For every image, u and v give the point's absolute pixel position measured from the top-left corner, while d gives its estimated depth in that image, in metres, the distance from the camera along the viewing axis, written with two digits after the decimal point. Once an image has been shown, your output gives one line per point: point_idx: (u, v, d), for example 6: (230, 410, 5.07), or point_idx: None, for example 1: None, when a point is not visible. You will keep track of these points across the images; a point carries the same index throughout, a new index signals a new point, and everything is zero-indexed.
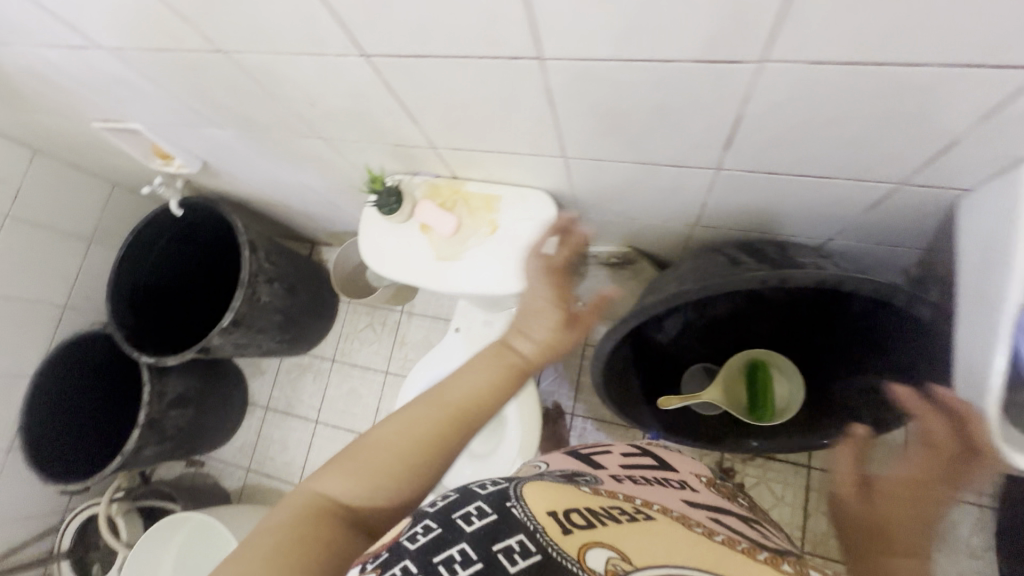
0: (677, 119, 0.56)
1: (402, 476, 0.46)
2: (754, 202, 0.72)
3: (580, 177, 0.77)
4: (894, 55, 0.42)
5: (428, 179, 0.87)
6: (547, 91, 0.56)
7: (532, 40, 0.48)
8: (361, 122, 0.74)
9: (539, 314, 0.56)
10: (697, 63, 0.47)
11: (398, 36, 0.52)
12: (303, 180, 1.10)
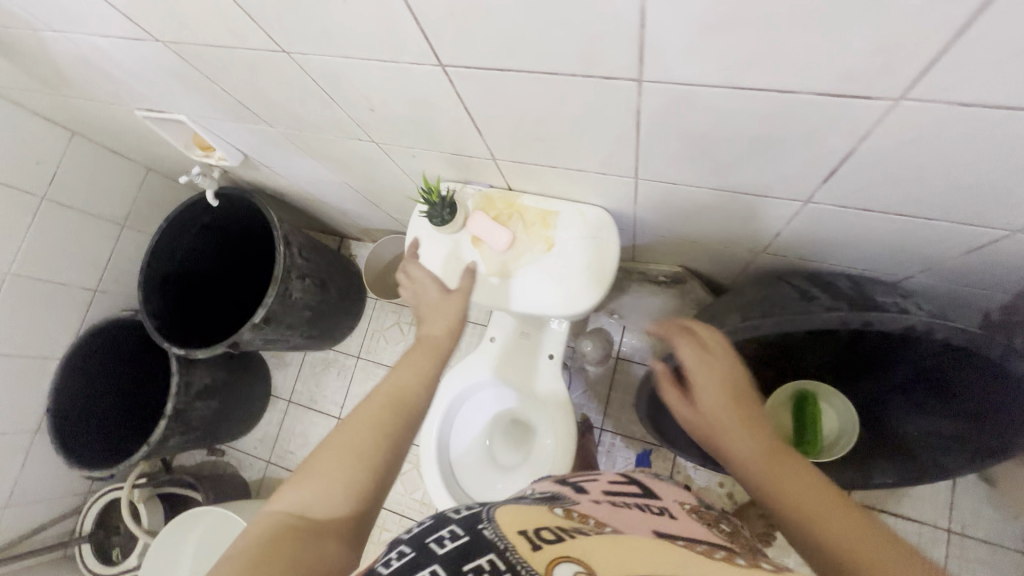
0: (777, 150, 0.52)
1: (357, 464, 0.52)
2: (835, 237, 0.68)
3: (647, 199, 0.73)
4: None
5: (483, 191, 0.83)
6: (637, 113, 0.52)
7: (636, 63, 0.44)
8: (421, 129, 0.71)
9: (430, 305, 0.76)
10: (821, 96, 0.42)
11: (483, 49, 0.48)
12: (345, 180, 1.07)
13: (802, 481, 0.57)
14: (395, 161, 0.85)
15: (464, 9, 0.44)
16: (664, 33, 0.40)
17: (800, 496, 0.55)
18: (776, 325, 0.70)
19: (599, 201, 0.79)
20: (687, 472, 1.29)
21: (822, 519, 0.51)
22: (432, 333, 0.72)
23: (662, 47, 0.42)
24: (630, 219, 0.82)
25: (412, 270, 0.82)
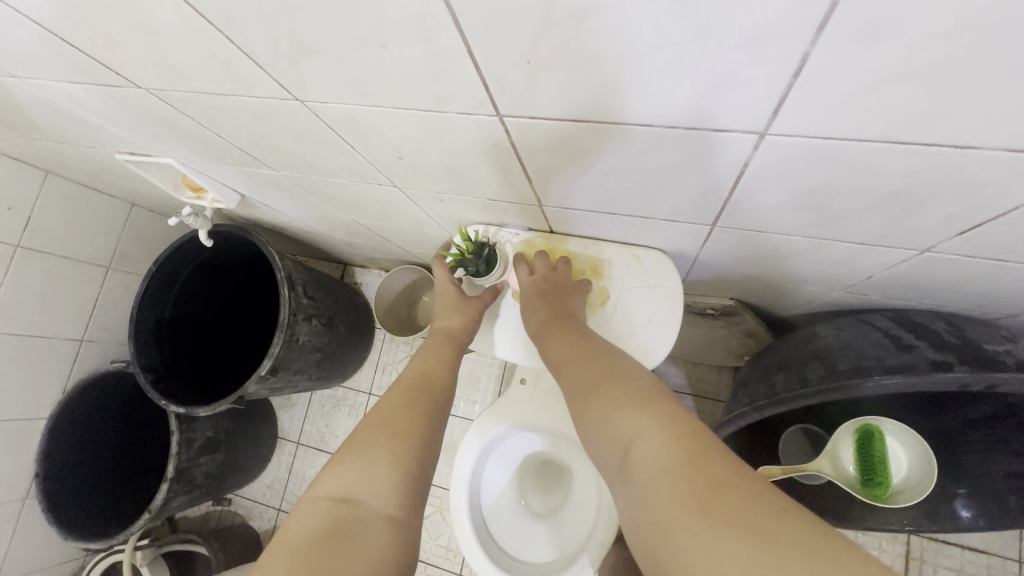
0: (912, 203, 0.42)
1: (391, 440, 0.57)
2: (938, 282, 0.59)
3: (716, 244, 0.64)
4: None
5: (520, 235, 0.78)
6: (742, 166, 0.43)
7: (767, 118, 0.35)
8: (454, 177, 0.61)
9: (452, 304, 0.78)
10: (1011, 152, 0.33)
11: (558, 101, 0.39)
12: (356, 219, 0.97)
13: (568, 356, 0.63)
14: (419, 204, 0.75)
15: (547, 56, 0.34)
16: (820, 85, 0.31)
17: (567, 371, 0.61)
18: (875, 383, 0.62)
19: (657, 243, 0.70)
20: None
21: (579, 387, 0.58)
22: (451, 324, 0.76)
23: (811, 100, 0.32)
24: (690, 259, 0.73)
25: (439, 279, 0.82)
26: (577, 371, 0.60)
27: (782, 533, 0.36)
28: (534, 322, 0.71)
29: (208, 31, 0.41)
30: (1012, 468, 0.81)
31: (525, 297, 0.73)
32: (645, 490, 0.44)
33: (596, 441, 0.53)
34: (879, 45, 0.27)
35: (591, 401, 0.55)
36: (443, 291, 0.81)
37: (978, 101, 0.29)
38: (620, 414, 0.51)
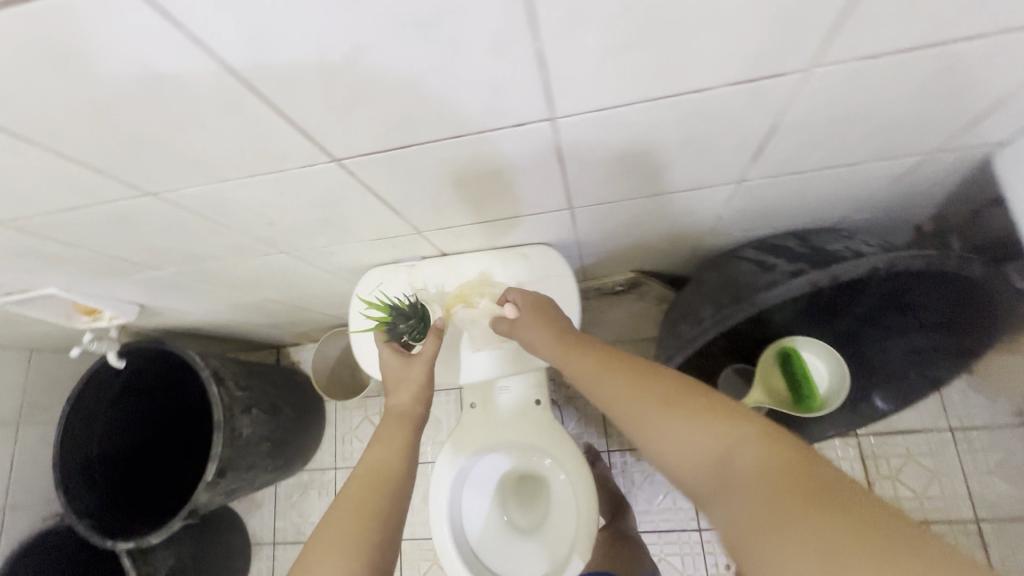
0: (702, 144, 0.50)
1: (346, 556, 0.51)
2: (770, 206, 0.69)
3: (586, 225, 0.71)
4: (947, 34, 0.37)
5: (414, 265, 0.83)
6: (555, 149, 0.49)
7: (547, 105, 0.41)
8: (332, 228, 0.64)
9: (402, 377, 0.72)
10: (735, 85, 0.41)
11: (376, 133, 0.44)
12: (267, 296, 0.98)
13: (598, 365, 0.54)
14: (313, 262, 0.78)
15: (345, 98, 0.39)
16: (565, 68, 0.37)
17: (603, 381, 0.52)
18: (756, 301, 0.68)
19: (539, 239, 0.76)
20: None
21: (624, 396, 0.49)
22: (401, 401, 0.70)
23: (567, 82, 0.39)
24: (576, 245, 0.80)
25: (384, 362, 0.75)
26: (613, 378, 0.51)
27: (926, 533, 0.30)
28: (549, 345, 0.63)
29: (33, 150, 0.43)
30: (903, 347, 0.91)
31: (536, 322, 0.67)
32: (752, 499, 0.36)
33: (660, 454, 0.44)
34: (585, 28, 0.34)
35: (650, 406, 0.46)
36: (393, 371, 0.73)
37: (685, 52, 0.37)
38: (692, 423, 0.42)
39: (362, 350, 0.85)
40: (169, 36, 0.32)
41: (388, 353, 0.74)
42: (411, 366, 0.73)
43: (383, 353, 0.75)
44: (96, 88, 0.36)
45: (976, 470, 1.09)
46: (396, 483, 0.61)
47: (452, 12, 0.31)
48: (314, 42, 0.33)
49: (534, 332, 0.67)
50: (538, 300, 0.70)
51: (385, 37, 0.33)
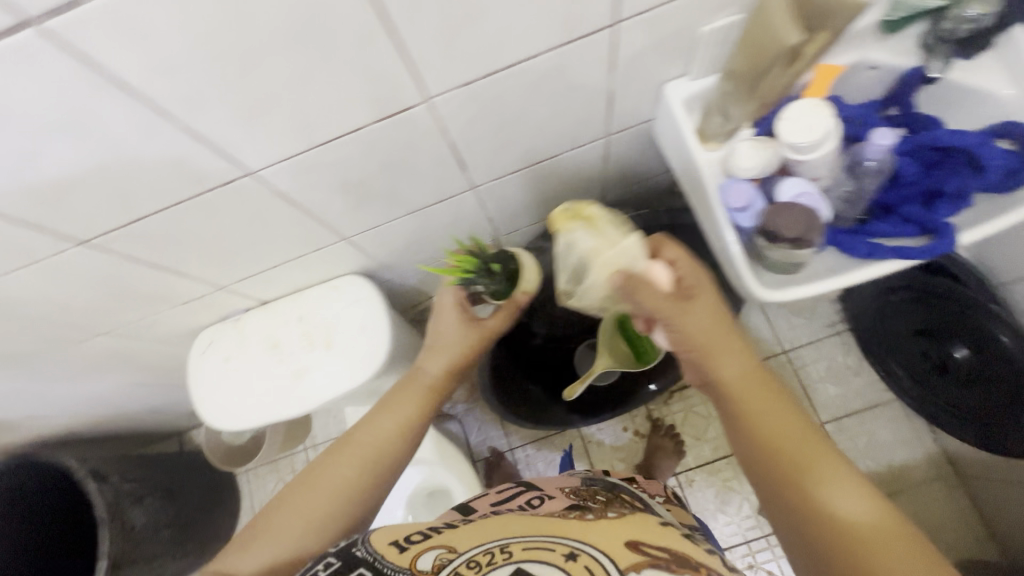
0: (563, 118, 0.59)
1: (298, 531, 0.50)
2: (641, 184, 0.83)
3: (494, 207, 0.76)
4: (709, 20, 0.50)
5: (298, 290, 0.78)
6: (441, 128, 0.53)
7: (449, 105, 0.50)
8: (241, 254, 0.63)
9: (441, 341, 0.66)
10: (551, 51, 0.48)
11: (275, 137, 0.46)
12: (171, 357, 0.87)
13: (786, 427, 0.45)
14: (227, 296, 0.73)
15: (279, 128, 0.45)
16: (425, 47, 0.42)
17: (763, 428, 0.45)
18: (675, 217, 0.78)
19: (457, 238, 0.81)
20: (595, 436, 1.30)
21: (786, 444, 0.44)
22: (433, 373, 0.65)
23: (429, 63, 0.44)
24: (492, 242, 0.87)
25: (648, 294, 0.48)
26: (774, 429, 0.45)
27: None
28: (715, 358, 0.48)
29: None
30: None
31: (718, 328, 0.48)
32: None
33: (788, 478, 0.42)
34: (473, 39, 0.43)
35: (844, 497, 0.40)
36: (663, 311, 0.48)
37: (517, 25, 0.44)
38: (844, 490, 0.40)
39: (243, 387, 0.75)
40: (128, 103, 0.38)
41: (655, 277, 0.49)
42: (694, 309, 0.48)
43: (609, 275, 0.54)
44: (41, 141, 0.39)
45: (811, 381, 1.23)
46: (372, 479, 0.56)
47: (363, 36, 0.39)
48: (152, 52, 0.35)
49: (728, 361, 0.47)
50: (715, 312, 0.49)
51: (203, 31, 0.35)
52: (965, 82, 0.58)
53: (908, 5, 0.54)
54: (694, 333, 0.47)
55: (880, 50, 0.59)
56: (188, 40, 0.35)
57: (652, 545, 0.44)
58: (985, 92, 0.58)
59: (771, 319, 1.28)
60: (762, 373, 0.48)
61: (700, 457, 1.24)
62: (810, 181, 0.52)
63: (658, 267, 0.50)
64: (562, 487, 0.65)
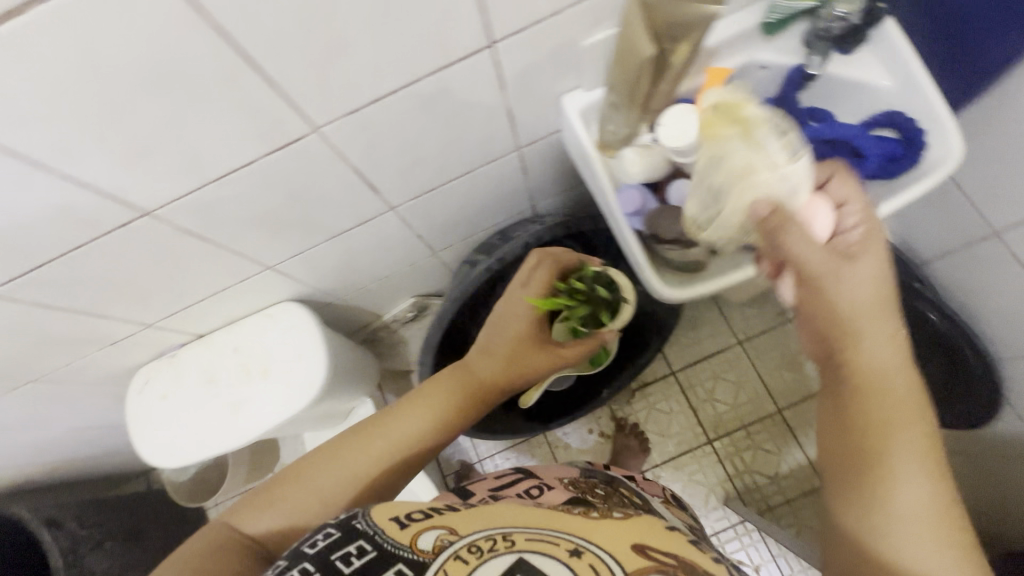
0: (466, 136, 0.61)
1: (323, 497, 0.53)
2: (569, 191, 0.85)
3: (421, 225, 0.77)
4: (584, 34, 0.52)
5: (233, 320, 0.78)
6: (339, 156, 0.54)
7: (342, 133, 0.51)
8: (159, 292, 0.63)
9: (506, 329, 0.64)
10: (432, 75, 0.49)
11: (163, 177, 0.47)
12: (115, 398, 0.86)
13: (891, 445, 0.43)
14: (159, 333, 0.73)
15: (167, 169, 0.46)
16: (296, 81, 0.43)
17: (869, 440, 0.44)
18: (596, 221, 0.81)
19: (391, 257, 0.82)
20: (562, 441, 1.29)
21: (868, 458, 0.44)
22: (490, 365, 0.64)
23: (305, 96, 0.45)
24: (429, 258, 0.88)
25: (802, 244, 0.44)
26: (886, 425, 0.44)
27: None
28: (853, 340, 0.47)
29: None
30: None
31: (879, 282, 0.46)
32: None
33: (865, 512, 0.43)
34: (347, 70, 0.45)
35: (907, 499, 0.41)
36: (808, 255, 0.45)
37: (388, 54, 0.45)
38: (915, 530, 0.41)
39: (181, 423, 0.76)
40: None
41: (814, 225, 0.47)
42: (847, 272, 0.46)
43: (752, 200, 0.47)
44: None
45: (767, 369, 1.25)
46: (395, 468, 0.57)
47: (227, 75, 0.41)
48: (7, 103, 0.36)
49: (879, 339, 0.46)
50: (877, 278, 0.47)
51: (56, 79, 0.36)
52: (846, 76, 0.61)
53: (784, 6, 0.57)
54: (824, 293, 0.46)
55: (765, 55, 0.62)
56: (41, 89, 0.36)
57: (655, 548, 0.41)
58: (865, 85, 0.61)
59: (725, 311, 1.30)
60: (890, 350, 0.46)
61: (666, 453, 1.25)
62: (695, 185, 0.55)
63: (822, 210, 0.47)
64: (559, 479, 0.67)
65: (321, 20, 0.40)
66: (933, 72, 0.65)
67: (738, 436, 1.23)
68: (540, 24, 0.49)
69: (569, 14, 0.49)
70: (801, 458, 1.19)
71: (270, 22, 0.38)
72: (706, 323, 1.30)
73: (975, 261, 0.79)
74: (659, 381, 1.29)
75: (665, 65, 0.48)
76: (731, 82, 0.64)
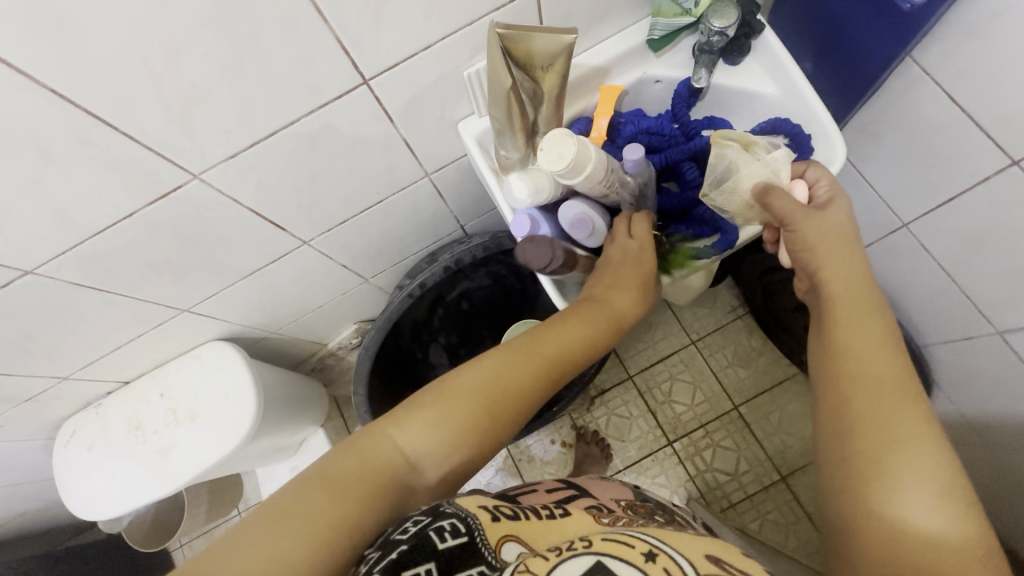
0: (364, 169, 0.61)
1: (470, 412, 0.46)
2: (494, 209, 0.84)
3: (343, 257, 0.76)
4: (460, 67, 0.53)
5: (159, 365, 0.77)
6: (228, 198, 0.54)
7: (225, 178, 0.51)
8: (67, 345, 0.63)
9: (630, 269, 0.55)
10: (308, 115, 0.49)
11: (37, 234, 0.47)
12: (46, 451, 0.84)
13: (888, 404, 0.42)
14: (79, 385, 0.72)
15: (38, 225, 0.46)
16: (158, 132, 0.44)
17: (861, 402, 0.43)
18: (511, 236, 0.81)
19: (318, 289, 0.81)
20: (527, 452, 1.25)
21: (859, 421, 0.42)
22: (620, 300, 0.55)
23: (174, 145, 0.45)
24: (361, 285, 0.87)
25: (782, 201, 0.51)
26: (879, 379, 0.43)
27: None
28: (819, 256, 0.50)
29: None
30: None
31: (844, 231, 0.51)
32: (923, 480, 0.39)
33: (860, 471, 0.41)
34: (213, 118, 0.45)
35: (878, 382, 0.43)
36: (790, 211, 0.51)
37: (254, 100, 0.45)
38: (914, 476, 0.39)
39: (109, 474, 0.74)
40: None
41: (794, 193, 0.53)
42: (823, 221, 0.51)
43: (751, 184, 0.53)
44: None
45: (720, 367, 1.22)
46: (535, 403, 0.50)
47: (79, 135, 0.41)
48: None
49: (842, 259, 0.49)
50: (843, 223, 0.51)
51: None
52: (734, 86, 0.62)
53: (665, 23, 0.58)
54: (806, 240, 0.50)
55: (656, 70, 0.63)
56: None
57: (731, 563, 0.36)
58: (754, 94, 0.62)
59: (676, 312, 1.26)
60: (860, 276, 0.49)
61: (627, 459, 1.20)
62: (588, 205, 0.56)
63: (800, 186, 0.53)
64: (616, 501, 0.56)
65: (170, 76, 0.40)
66: (824, 77, 0.66)
67: (697, 436, 1.18)
68: (411, 63, 0.50)
69: (438, 50, 0.50)
70: (759, 453, 1.15)
71: (113, 80, 0.39)
72: (660, 326, 1.26)
73: (898, 253, 0.79)
74: (617, 387, 1.25)
75: (537, 91, 0.51)
76: (628, 97, 0.65)
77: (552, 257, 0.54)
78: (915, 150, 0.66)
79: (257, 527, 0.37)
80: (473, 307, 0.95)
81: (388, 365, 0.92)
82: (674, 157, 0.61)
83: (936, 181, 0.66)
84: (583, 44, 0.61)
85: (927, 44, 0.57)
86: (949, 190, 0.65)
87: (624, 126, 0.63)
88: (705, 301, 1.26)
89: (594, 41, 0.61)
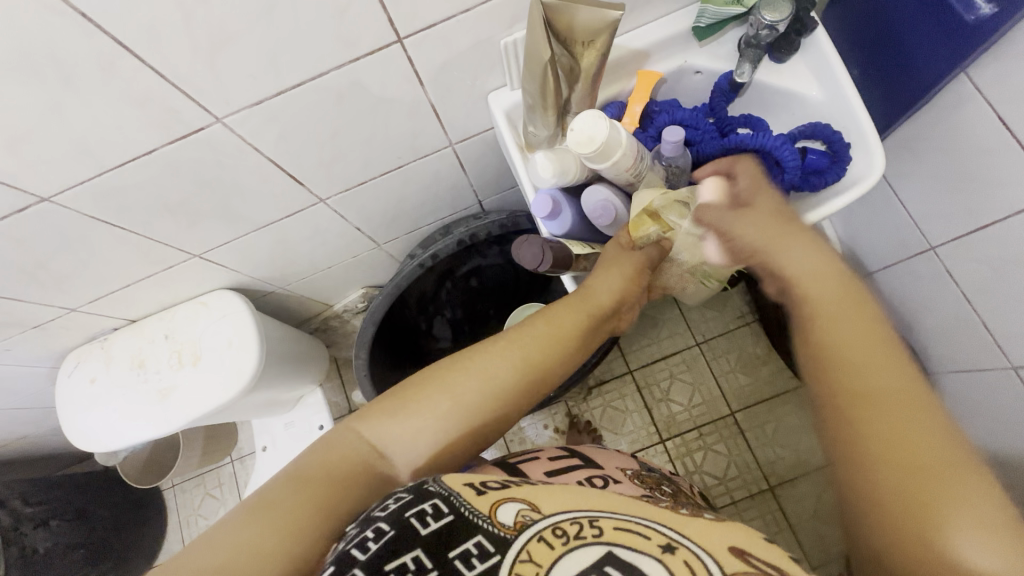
0: (389, 131, 0.59)
1: (440, 410, 0.45)
2: (514, 187, 0.83)
3: (359, 219, 0.75)
4: (497, 35, 0.52)
5: (168, 306, 0.77)
6: (249, 146, 0.53)
7: (248, 125, 0.50)
8: (77, 277, 0.63)
9: (618, 265, 0.53)
10: (337, 69, 0.48)
11: (57, 161, 0.47)
12: (51, 378, 0.85)
13: (897, 423, 0.37)
14: (87, 317, 0.72)
15: (59, 153, 0.46)
16: (185, 70, 0.43)
17: (867, 421, 0.38)
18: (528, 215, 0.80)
19: (330, 249, 0.80)
20: (519, 433, 1.26)
21: (876, 449, 0.37)
22: (606, 293, 0.52)
23: (199, 86, 0.45)
24: (373, 250, 0.86)
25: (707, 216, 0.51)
26: (888, 397, 0.38)
27: None
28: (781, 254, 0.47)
29: None
30: None
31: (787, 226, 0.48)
32: (963, 508, 0.33)
33: (902, 509, 0.35)
34: (240, 62, 0.44)
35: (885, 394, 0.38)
36: (718, 221, 0.50)
37: (283, 47, 0.44)
38: (955, 505, 0.34)
39: (109, 407, 0.75)
40: None
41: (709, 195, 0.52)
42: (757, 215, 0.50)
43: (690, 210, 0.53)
44: None
45: (722, 370, 1.21)
46: (516, 402, 0.47)
47: (104, 64, 0.40)
48: None
49: (803, 259, 0.46)
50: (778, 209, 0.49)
51: None
52: (777, 85, 0.60)
53: (713, 11, 0.56)
54: (749, 245, 0.49)
55: (699, 60, 0.61)
56: None
57: (758, 555, 0.35)
58: (796, 95, 0.60)
59: (683, 311, 1.25)
60: (821, 267, 0.46)
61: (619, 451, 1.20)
62: (611, 191, 0.54)
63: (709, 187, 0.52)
64: (622, 470, 0.56)
65: (200, 13, 0.39)
66: (872, 84, 0.64)
67: (691, 437, 1.18)
68: (448, 26, 0.48)
69: (477, 15, 0.48)
70: (750, 460, 1.15)
71: (143, 13, 0.38)
72: (666, 325, 1.25)
73: (918, 277, 0.78)
74: (615, 380, 1.25)
75: (574, 67, 0.50)
76: (665, 86, 0.63)
77: (545, 257, 0.51)
78: (954, 170, 0.64)
79: (223, 526, 0.37)
80: (483, 283, 0.94)
81: (392, 332, 0.92)
82: (706, 152, 0.58)
83: (971, 205, 0.64)
84: (625, 25, 0.59)
85: (985, 60, 0.54)
86: (984, 216, 0.63)
87: (658, 115, 0.60)
88: (715, 304, 1.24)
89: (637, 23, 0.58)
